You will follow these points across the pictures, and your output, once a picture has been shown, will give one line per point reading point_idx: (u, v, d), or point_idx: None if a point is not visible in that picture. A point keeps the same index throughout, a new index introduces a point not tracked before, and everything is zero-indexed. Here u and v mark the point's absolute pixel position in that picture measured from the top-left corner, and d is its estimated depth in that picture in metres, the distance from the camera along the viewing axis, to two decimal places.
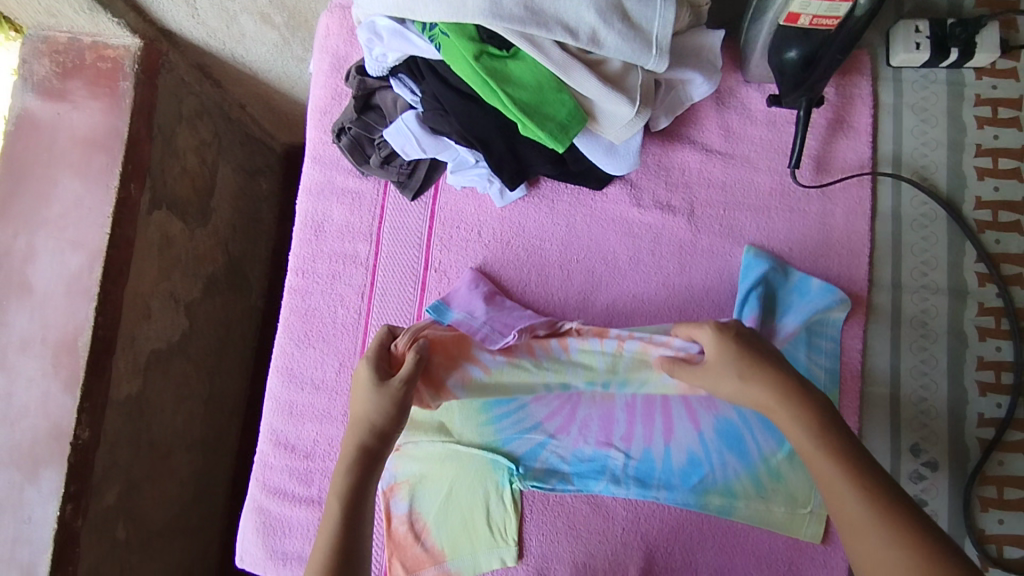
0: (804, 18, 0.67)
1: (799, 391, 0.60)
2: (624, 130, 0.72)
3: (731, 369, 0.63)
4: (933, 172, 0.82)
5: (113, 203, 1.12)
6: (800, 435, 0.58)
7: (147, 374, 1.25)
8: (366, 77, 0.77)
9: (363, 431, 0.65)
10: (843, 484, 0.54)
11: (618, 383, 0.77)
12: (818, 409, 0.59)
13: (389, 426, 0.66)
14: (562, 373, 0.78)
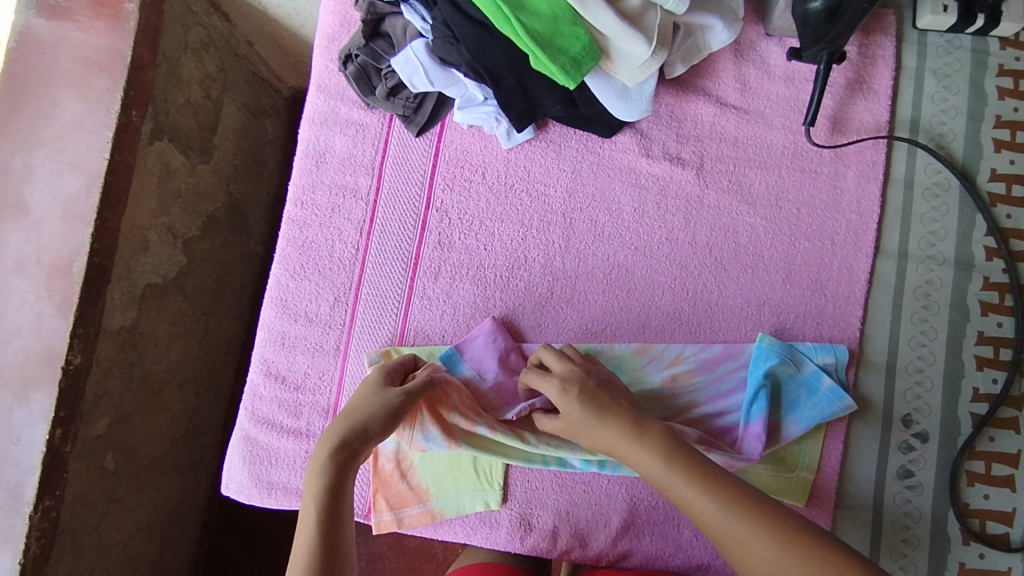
0: None
1: (645, 424, 0.64)
2: (638, 72, 0.70)
3: (579, 413, 0.67)
4: (950, 141, 0.80)
5: (114, 128, 1.10)
6: (654, 466, 0.61)
7: (141, 307, 1.25)
8: (376, 1, 0.74)
9: (349, 425, 0.66)
10: (704, 499, 0.57)
11: (613, 465, 0.74)
12: (663, 435, 0.63)
13: (380, 428, 0.66)
14: (562, 451, 0.73)
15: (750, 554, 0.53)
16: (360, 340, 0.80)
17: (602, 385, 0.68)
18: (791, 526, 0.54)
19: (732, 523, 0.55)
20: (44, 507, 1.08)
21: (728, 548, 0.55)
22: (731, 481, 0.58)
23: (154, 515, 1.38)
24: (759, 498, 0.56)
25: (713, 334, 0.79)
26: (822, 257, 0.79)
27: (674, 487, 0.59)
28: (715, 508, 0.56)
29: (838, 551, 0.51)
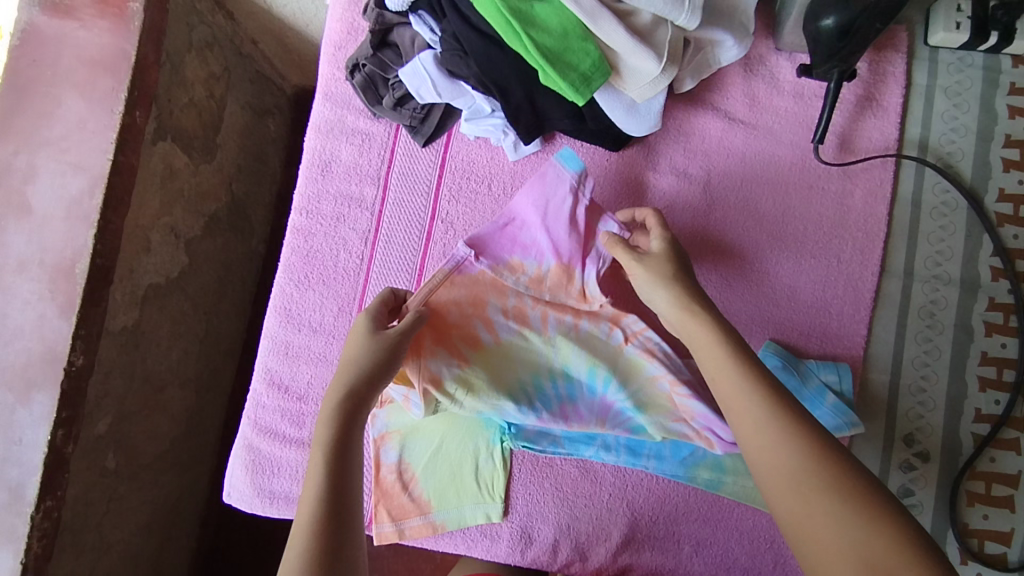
0: None
1: (716, 312, 0.63)
2: (648, 88, 0.69)
3: (662, 261, 0.68)
4: (958, 160, 0.80)
5: (118, 128, 1.10)
6: (713, 346, 0.61)
7: (144, 307, 1.25)
8: (384, 12, 0.73)
9: (357, 360, 0.65)
10: (742, 384, 0.58)
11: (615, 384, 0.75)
12: (728, 329, 0.62)
13: (383, 369, 0.66)
14: (567, 356, 0.76)
15: (770, 451, 0.54)
16: None
17: (684, 257, 0.69)
18: (822, 445, 0.53)
19: (767, 420, 0.55)
20: (45, 507, 1.08)
21: (750, 439, 0.56)
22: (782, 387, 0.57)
23: (155, 513, 1.38)
24: (803, 410, 0.56)
25: None
26: (828, 276, 0.79)
27: (720, 372, 0.59)
28: (755, 399, 0.56)
29: (861, 478, 0.51)
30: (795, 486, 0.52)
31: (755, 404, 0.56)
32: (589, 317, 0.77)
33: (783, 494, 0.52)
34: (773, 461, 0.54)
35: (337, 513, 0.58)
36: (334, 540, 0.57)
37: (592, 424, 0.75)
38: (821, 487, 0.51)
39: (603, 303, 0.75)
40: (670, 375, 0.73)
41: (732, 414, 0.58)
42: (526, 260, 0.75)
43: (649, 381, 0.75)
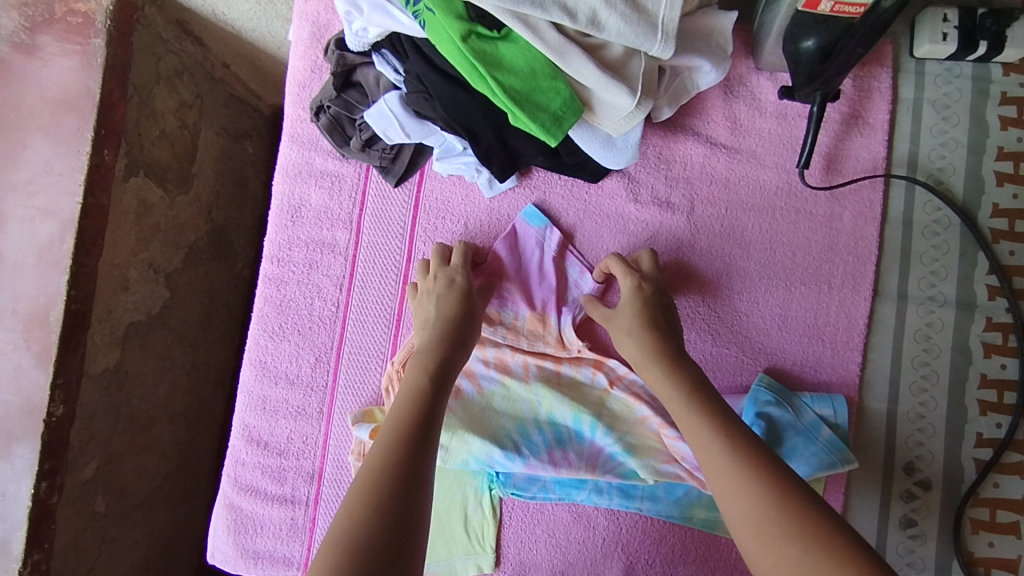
0: (825, 5, 0.61)
1: (676, 359, 0.65)
2: (624, 123, 0.67)
3: (630, 316, 0.70)
4: (949, 176, 0.77)
5: (85, 169, 1.06)
6: (674, 393, 0.63)
7: (125, 347, 1.19)
8: (345, 52, 0.70)
9: (447, 314, 0.69)
10: (703, 429, 0.59)
11: (602, 428, 0.74)
12: (689, 374, 0.64)
13: (471, 329, 0.69)
14: (553, 403, 0.76)
15: (734, 496, 0.54)
16: (344, 400, 0.77)
17: (661, 306, 0.70)
18: (783, 487, 0.52)
19: (729, 466, 0.55)
20: (33, 561, 1.07)
21: (716, 486, 0.56)
22: (745, 435, 0.57)
23: (151, 550, 1.34)
24: (769, 457, 0.55)
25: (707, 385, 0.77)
26: (819, 303, 0.76)
27: (686, 419, 0.61)
28: (716, 446, 0.57)
29: (824, 520, 0.49)
30: (758, 531, 0.51)
31: (716, 453, 0.57)
32: (572, 362, 0.77)
33: (751, 538, 0.52)
34: (738, 509, 0.53)
35: (413, 447, 0.56)
36: (407, 470, 0.54)
37: (583, 470, 0.73)
38: (781, 532, 0.50)
39: (580, 348, 0.76)
40: (657, 417, 0.73)
41: (701, 463, 0.58)
42: (502, 311, 0.77)
43: (636, 424, 0.75)
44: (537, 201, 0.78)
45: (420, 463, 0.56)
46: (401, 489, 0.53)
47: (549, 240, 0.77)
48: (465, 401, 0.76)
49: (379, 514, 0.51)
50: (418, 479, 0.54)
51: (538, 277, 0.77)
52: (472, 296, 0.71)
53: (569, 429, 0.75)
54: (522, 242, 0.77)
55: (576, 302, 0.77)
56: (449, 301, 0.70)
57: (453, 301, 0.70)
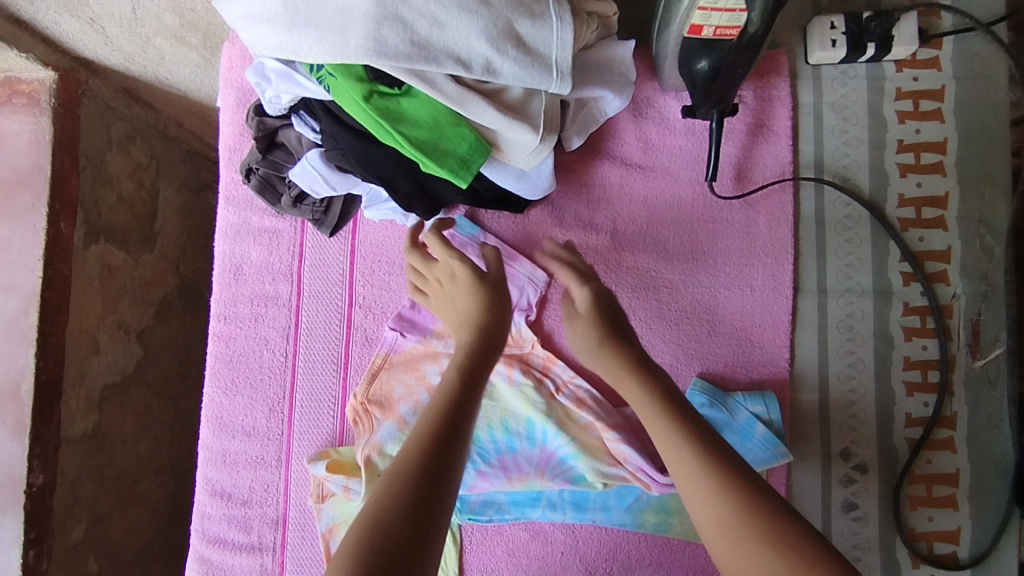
0: (707, 30, 0.65)
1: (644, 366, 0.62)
2: (531, 157, 0.71)
3: (590, 329, 0.67)
4: (854, 172, 0.81)
5: (43, 243, 1.10)
6: (639, 393, 0.60)
7: (103, 408, 1.22)
8: (264, 117, 0.74)
9: (468, 313, 0.67)
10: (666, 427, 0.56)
11: (551, 430, 0.77)
12: (659, 381, 0.60)
13: (504, 319, 0.66)
14: (505, 410, 0.79)
15: (699, 501, 0.52)
16: (301, 446, 0.80)
17: (611, 317, 0.68)
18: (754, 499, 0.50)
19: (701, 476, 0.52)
20: None
21: (683, 488, 0.53)
22: (713, 443, 0.54)
23: None
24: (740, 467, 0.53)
25: None
26: (744, 306, 0.80)
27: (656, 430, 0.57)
28: (688, 454, 0.54)
29: (788, 524, 0.48)
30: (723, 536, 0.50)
31: (692, 462, 0.53)
32: (521, 364, 0.80)
33: (721, 544, 0.50)
34: (708, 518, 0.51)
35: (443, 445, 0.53)
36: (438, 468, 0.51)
37: (533, 476, 0.77)
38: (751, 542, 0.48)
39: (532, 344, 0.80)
40: (600, 422, 0.76)
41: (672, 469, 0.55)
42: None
43: (582, 429, 0.77)
44: (468, 213, 0.83)
45: (453, 438, 0.53)
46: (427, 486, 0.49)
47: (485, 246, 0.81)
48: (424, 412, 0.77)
49: (400, 509, 0.47)
50: (444, 480, 0.50)
51: None
52: (493, 288, 0.68)
53: (522, 436, 0.78)
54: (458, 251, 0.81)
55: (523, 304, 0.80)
56: (468, 296, 0.68)
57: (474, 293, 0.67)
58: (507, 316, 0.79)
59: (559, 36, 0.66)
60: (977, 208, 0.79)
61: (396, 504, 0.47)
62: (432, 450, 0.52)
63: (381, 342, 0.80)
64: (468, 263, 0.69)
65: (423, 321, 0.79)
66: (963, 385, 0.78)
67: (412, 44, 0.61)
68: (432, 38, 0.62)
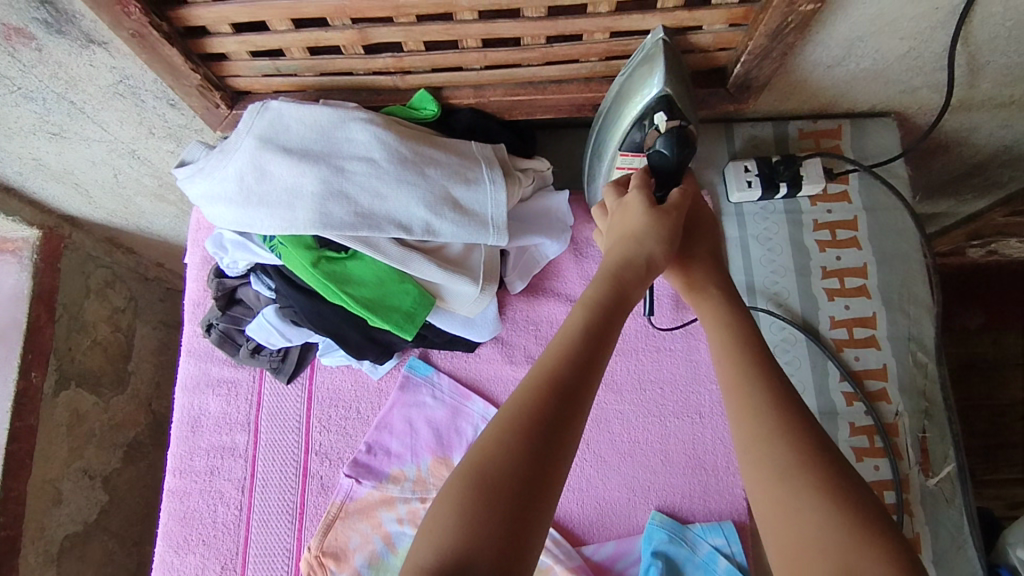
0: None
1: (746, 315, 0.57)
2: (475, 305, 0.76)
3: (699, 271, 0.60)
4: (785, 298, 0.86)
5: (13, 394, 1.12)
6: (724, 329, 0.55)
7: (62, 562, 1.17)
8: (223, 278, 0.79)
9: (676, 219, 0.57)
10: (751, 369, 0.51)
11: None
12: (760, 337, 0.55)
13: (665, 251, 0.55)
14: None
15: (763, 479, 0.47)
16: None
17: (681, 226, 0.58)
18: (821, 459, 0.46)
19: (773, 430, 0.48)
20: None
21: (741, 427, 0.49)
22: (828, 455, 0.46)
23: None
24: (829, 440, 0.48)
25: (605, 530, 0.79)
26: (695, 433, 0.81)
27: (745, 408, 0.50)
28: (778, 444, 0.47)
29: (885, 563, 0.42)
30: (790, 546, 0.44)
31: (786, 456, 0.46)
32: None
33: (766, 490, 0.46)
34: (778, 522, 0.45)
35: (575, 375, 0.47)
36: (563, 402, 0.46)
37: None
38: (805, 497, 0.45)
39: None
40: (560, 565, 0.76)
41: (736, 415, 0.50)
42: (404, 467, 0.80)
43: (543, 573, 0.77)
44: (422, 353, 0.85)
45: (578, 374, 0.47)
46: (547, 422, 0.45)
47: (438, 384, 0.83)
48: (379, 562, 0.76)
49: (515, 443, 0.44)
50: (567, 418, 0.46)
51: (431, 426, 0.82)
52: (665, 218, 0.57)
53: None
54: (413, 393, 0.83)
55: None
56: (639, 219, 0.57)
57: (650, 223, 0.56)
58: (462, 456, 0.81)
59: (492, 197, 0.74)
60: (905, 327, 0.83)
61: (514, 443, 0.44)
62: (554, 391, 0.46)
63: (336, 491, 0.79)
64: (648, 194, 0.59)
65: (378, 466, 0.80)
66: (921, 504, 0.78)
67: (357, 216, 0.69)
68: (375, 209, 0.69)
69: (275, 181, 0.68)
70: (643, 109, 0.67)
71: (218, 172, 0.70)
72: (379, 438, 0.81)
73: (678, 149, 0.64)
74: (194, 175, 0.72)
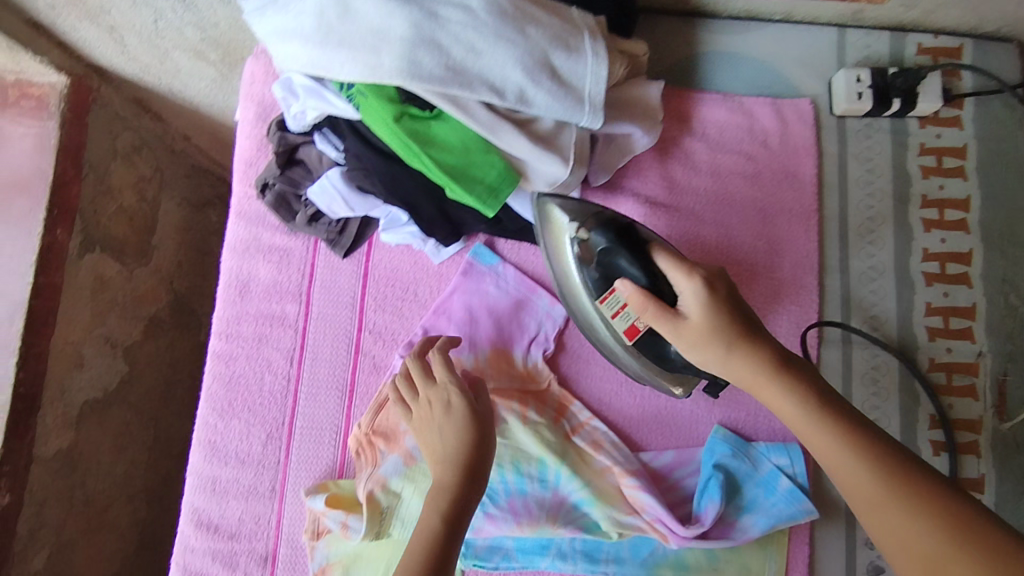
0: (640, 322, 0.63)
1: (797, 369, 0.55)
2: (559, 190, 0.69)
3: (714, 335, 0.58)
4: (878, 225, 0.80)
5: (37, 250, 1.05)
6: (788, 404, 0.55)
7: (81, 426, 1.13)
8: (286, 133, 0.72)
9: (473, 415, 0.64)
10: (830, 439, 0.51)
11: (566, 473, 0.74)
12: (811, 386, 0.55)
13: (477, 456, 0.62)
14: (517, 450, 0.76)
15: (900, 534, 0.46)
16: (297, 477, 0.76)
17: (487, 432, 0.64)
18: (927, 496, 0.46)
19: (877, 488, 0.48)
20: None
21: (860, 502, 0.49)
22: (956, 505, 0.45)
23: None
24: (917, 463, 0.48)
25: (664, 439, 0.77)
26: None
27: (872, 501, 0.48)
28: (922, 527, 0.45)
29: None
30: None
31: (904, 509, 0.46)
32: (536, 400, 0.77)
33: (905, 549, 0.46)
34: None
35: (463, 501, 0.59)
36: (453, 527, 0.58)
37: (543, 522, 0.73)
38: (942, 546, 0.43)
39: (549, 381, 0.78)
40: (618, 467, 0.74)
41: (846, 487, 0.50)
42: (462, 355, 0.77)
43: (598, 474, 0.75)
44: (487, 241, 0.79)
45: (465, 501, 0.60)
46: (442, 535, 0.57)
47: (503, 276, 0.78)
48: None
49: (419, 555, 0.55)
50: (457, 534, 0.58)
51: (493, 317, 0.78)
52: (477, 419, 0.64)
53: (536, 479, 0.75)
54: (476, 280, 0.78)
55: (542, 340, 0.78)
56: (456, 430, 0.64)
57: (458, 426, 0.64)
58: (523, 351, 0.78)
59: (593, 70, 0.65)
60: (1001, 268, 0.78)
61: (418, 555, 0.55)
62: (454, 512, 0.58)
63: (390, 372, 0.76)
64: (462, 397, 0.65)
65: None
66: (990, 447, 0.76)
67: (447, 69, 0.61)
68: (467, 65, 0.62)
69: (357, 19, 0.60)
70: (575, 229, 0.66)
71: (293, 6, 0.63)
72: (438, 323, 0.77)
73: (635, 244, 0.63)
74: (266, 9, 0.65)
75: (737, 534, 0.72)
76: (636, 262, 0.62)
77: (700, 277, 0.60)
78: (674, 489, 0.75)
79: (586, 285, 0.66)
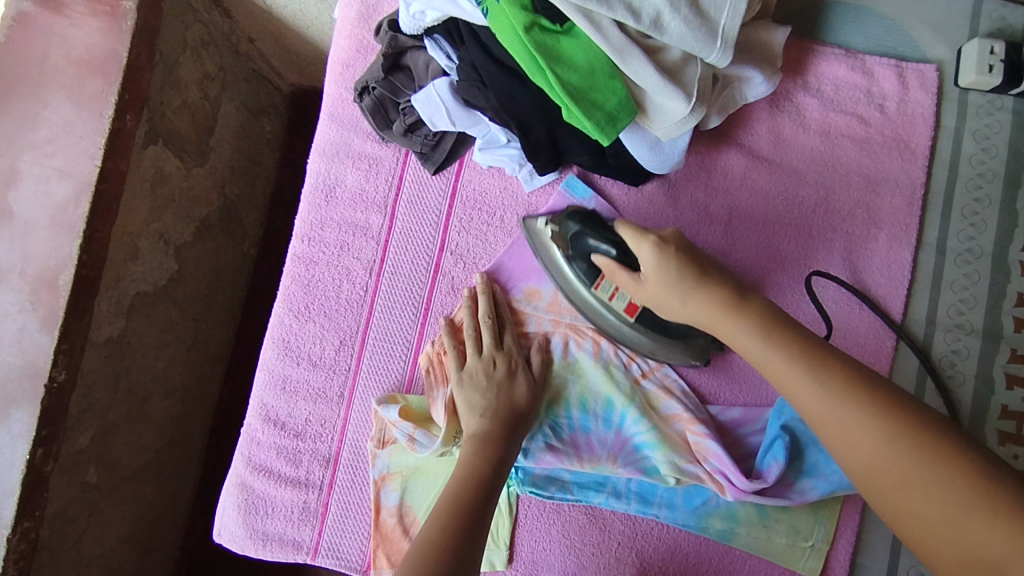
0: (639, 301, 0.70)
1: (751, 302, 0.58)
2: (674, 128, 0.66)
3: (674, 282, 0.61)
4: (983, 208, 0.77)
5: (107, 133, 0.94)
6: (748, 338, 0.57)
7: (130, 317, 1.07)
8: (398, 34, 0.70)
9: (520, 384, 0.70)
10: (789, 370, 0.54)
11: (631, 416, 0.75)
12: (763, 317, 0.57)
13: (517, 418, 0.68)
14: (585, 387, 0.76)
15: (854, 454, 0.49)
16: (365, 386, 0.77)
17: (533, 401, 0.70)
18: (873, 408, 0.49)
19: (836, 411, 0.51)
20: (23, 529, 0.93)
21: (823, 428, 0.52)
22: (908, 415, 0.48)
23: (137, 527, 1.18)
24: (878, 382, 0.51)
25: (733, 395, 0.77)
26: (850, 323, 0.77)
27: (821, 415, 0.51)
28: (874, 435, 0.48)
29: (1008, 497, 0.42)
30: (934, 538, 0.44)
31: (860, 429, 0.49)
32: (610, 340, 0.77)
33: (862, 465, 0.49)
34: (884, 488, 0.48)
35: (502, 451, 0.65)
36: (493, 469, 0.64)
37: (604, 460, 0.75)
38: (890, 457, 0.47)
39: None
40: (687, 415, 0.74)
41: (809, 416, 0.53)
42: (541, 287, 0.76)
43: (664, 420, 0.75)
44: (582, 174, 0.78)
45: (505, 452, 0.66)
46: (482, 474, 0.63)
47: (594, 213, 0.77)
48: None
49: (458, 485, 0.62)
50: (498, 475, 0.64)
51: None
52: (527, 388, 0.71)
53: (600, 418, 0.76)
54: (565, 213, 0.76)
55: None
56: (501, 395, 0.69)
57: (507, 391, 0.70)
58: None
59: (732, 3, 0.61)
60: None
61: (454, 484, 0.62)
62: (492, 453, 0.65)
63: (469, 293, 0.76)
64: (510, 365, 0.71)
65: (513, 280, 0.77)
66: None
67: None
68: None
69: None
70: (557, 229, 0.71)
71: None
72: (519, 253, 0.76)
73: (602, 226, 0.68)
74: None
75: (794, 494, 0.72)
76: (603, 237, 0.67)
77: (649, 240, 0.62)
78: (738, 444, 0.75)
79: (579, 277, 0.72)
